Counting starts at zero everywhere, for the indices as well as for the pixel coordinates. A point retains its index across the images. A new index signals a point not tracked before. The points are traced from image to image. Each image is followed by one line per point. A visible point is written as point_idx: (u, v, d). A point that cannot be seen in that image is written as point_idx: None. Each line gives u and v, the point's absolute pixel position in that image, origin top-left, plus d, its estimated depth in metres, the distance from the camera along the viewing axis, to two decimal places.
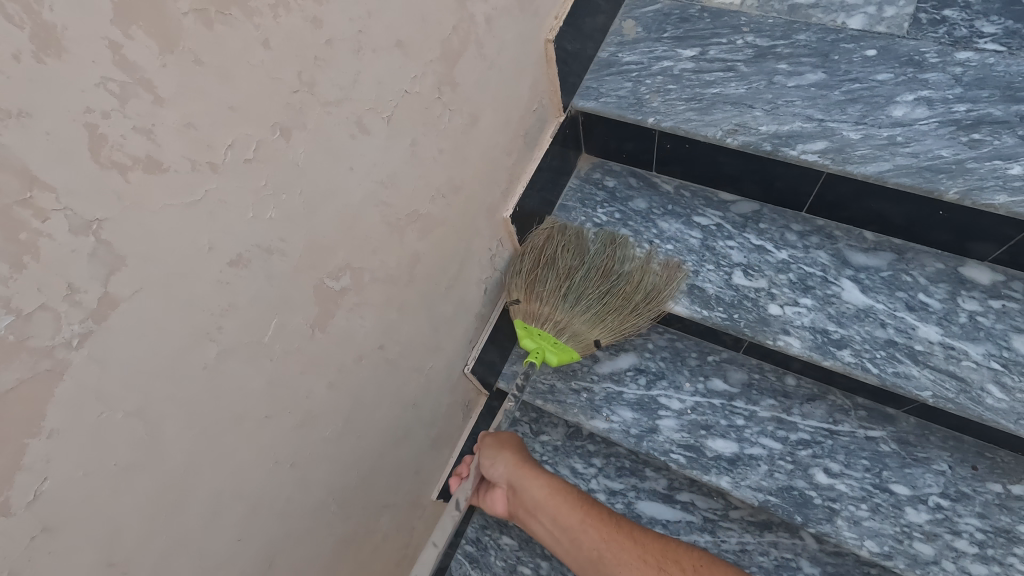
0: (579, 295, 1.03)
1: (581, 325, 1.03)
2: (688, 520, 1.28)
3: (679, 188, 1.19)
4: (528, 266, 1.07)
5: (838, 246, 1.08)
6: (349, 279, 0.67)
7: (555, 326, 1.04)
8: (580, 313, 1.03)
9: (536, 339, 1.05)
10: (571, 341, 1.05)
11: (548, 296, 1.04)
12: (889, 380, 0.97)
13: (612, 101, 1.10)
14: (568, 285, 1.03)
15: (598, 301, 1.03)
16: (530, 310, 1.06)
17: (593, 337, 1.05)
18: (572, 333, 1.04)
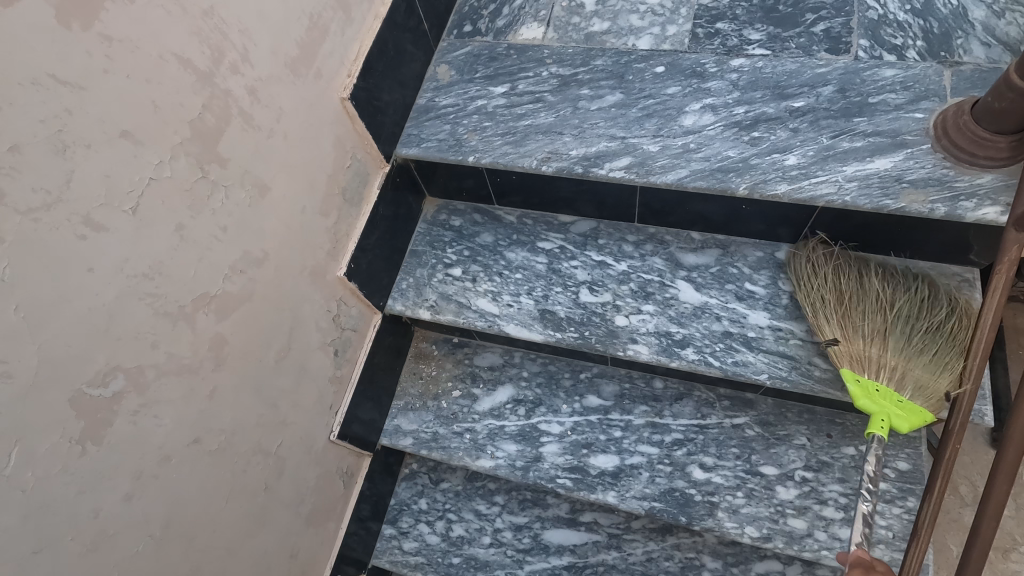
0: (908, 335, 0.92)
1: (925, 372, 0.90)
2: (594, 540, 1.27)
3: (521, 218, 1.22)
4: (843, 331, 0.94)
5: (670, 250, 1.13)
6: (123, 381, 0.63)
7: (895, 379, 0.89)
8: (920, 363, 0.90)
9: (876, 400, 0.88)
10: (921, 393, 0.89)
11: (871, 335, 0.93)
12: (730, 370, 1.01)
13: (433, 145, 1.11)
14: (892, 323, 0.93)
15: (919, 346, 0.91)
16: (853, 354, 0.93)
17: (944, 388, 0.89)
18: (917, 385, 0.89)
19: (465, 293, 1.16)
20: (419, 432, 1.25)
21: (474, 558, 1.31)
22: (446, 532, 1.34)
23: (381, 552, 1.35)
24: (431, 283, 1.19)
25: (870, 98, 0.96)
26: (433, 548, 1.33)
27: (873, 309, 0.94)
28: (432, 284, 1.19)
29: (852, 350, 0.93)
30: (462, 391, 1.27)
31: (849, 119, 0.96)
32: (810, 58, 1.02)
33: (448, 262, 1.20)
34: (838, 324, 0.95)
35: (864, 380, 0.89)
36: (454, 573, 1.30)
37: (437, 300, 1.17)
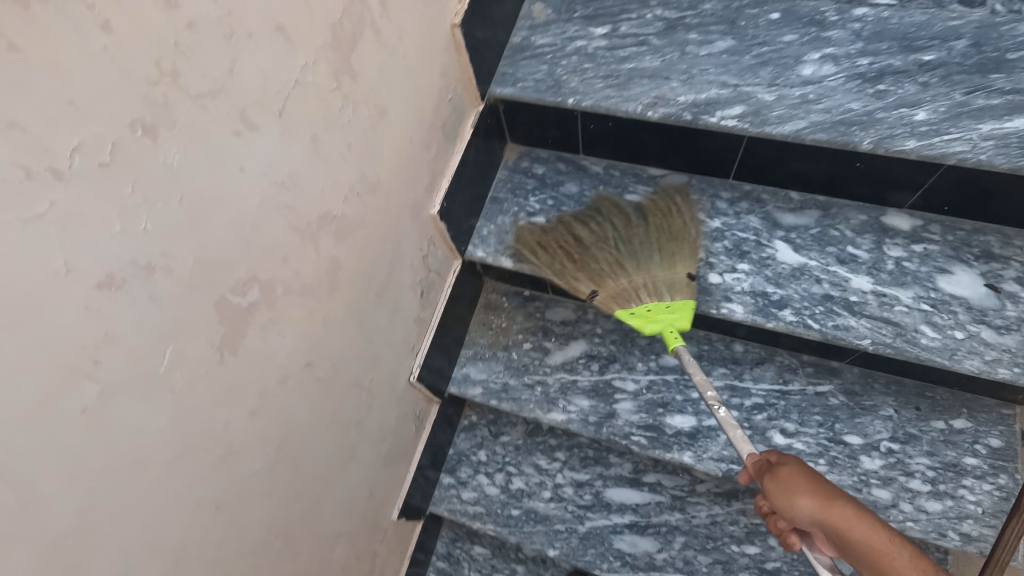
0: (634, 250, 1.02)
1: (663, 271, 1.00)
2: (657, 500, 1.26)
3: (608, 169, 1.19)
4: (591, 280, 1.02)
5: (767, 209, 1.09)
6: (258, 293, 0.61)
7: (650, 290, 0.98)
8: (654, 264, 1.00)
9: (657, 318, 0.96)
10: (674, 292, 0.98)
11: (607, 264, 1.02)
12: (830, 333, 0.98)
13: (529, 85, 1.07)
14: (616, 249, 1.02)
15: (615, 254, 1.02)
16: (609, 292, 1.00)
17: (684, 274, 1.00)
18: (663, 284, 0.99)
19: None
20: (489, 382, 1.24)
21: (534, 512, 1.30)
22: (506, 485, 1.33)
23: (440, 501, 1.35)
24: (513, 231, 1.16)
25: (1009, 54, 0.90)
26: (493, 499, 1.33)
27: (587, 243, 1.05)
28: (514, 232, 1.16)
29: (607, 289, 1.00)
30: (533, 344, 1.25)
31: (985, 75, 0.90)
32: (941, 9, 0.96)
33: (531, 210, 1.17)
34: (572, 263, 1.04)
35: (639, 308, 0.97)
36: (514, 525, 1.30)
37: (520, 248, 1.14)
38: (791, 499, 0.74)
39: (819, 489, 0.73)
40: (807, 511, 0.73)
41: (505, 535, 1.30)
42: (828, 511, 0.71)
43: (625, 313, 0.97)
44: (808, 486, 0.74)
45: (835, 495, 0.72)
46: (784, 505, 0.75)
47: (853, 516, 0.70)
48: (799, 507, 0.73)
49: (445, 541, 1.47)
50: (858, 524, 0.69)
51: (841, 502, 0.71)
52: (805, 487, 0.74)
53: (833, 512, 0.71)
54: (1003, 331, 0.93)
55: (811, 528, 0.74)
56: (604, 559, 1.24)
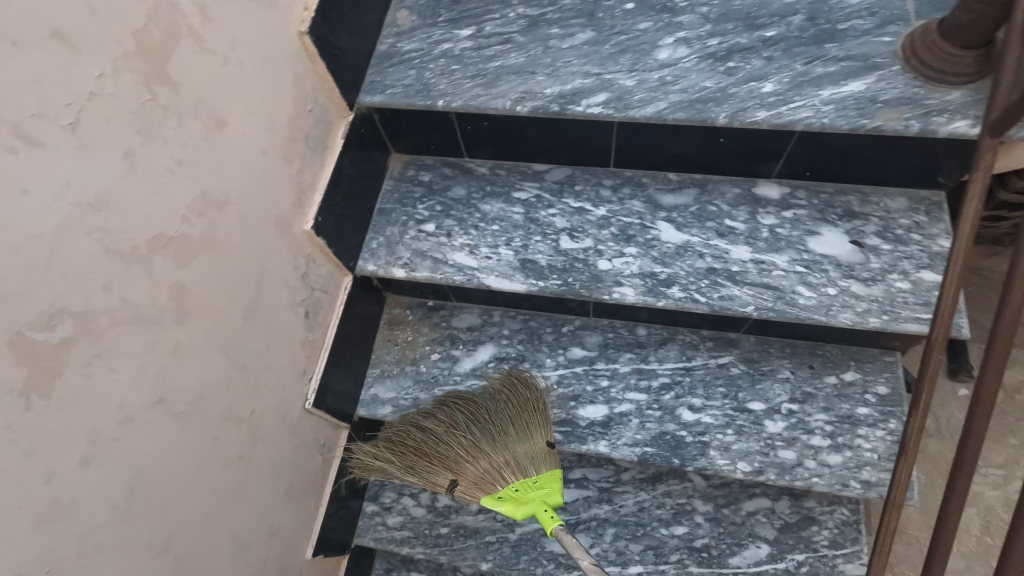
0: (497, 428, 1.03)
1: (522, 445, 1.01)
2: (585, 496, 1.25)
3: (494, 169, 1.18)
4: (447, 469, 1.03)
5: (648, 192, 1.11)
6: (71, 327, 0.55)
7: (512, 471, 0.99)
8: (511, 438, 1.02)
9: (529, 500, 0.95)
10: (539, 464, 0.99)
11: (464, 447, 1.02)
12: (716, 305, 1.00)
13: (398, 91, 1.05)
14: (462, 431, 1.03)
15: (466, 435, 1.03)
16: (468, 486, 1.00)
17: (542, 443, 1.01)
18: (523, 458, 1.00)
19: (439, 249, 1.11)
20: (398, 399, 1.19)
21: (463, 527, 1.26)
22: (432, 503, 1.29)
23: (365, 531, 1.28)
24: (403, 240, 1.13)
25: (839, 25, 0.97)
26: (420, 520, 1.27)
27: (447, 425, 1.05)
28: (404, 241, 1.13)
29: (465, 481, 1.01)
30: (441, 354, 1.22)
31: (821, 45, 0.96)
32: None
33: (420, 218, 1.15)
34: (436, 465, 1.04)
35: (506, 492, 0.97)
36: (444, 544, 1.25)
37: (411, 257, 1.11)
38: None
39: None
40: None
41: (436, 556, 1.25)
42: None
43: (492, 498, 0.97)
44: None
45: None
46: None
47: None
48: None
49: None
50: None
51: None
52: None
53: None
54: (870, 282, 0.98)
55: None
56: (538, 564, 1.21)
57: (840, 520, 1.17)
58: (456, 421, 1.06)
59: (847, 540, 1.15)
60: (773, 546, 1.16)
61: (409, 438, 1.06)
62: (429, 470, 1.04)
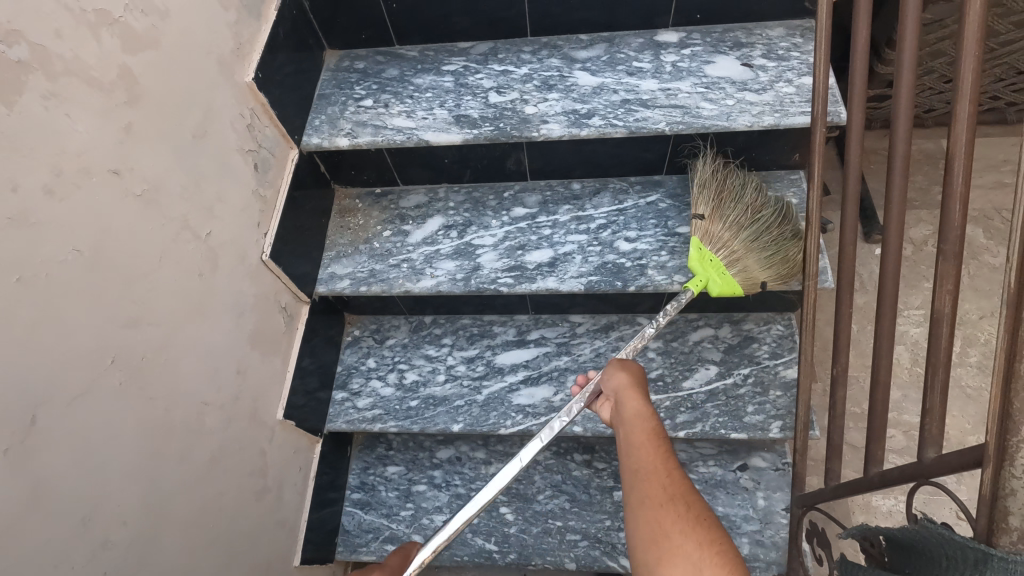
0: (760, 232, 1.09)
1: (755, 261, 1.08)
2: (544, 352, 1.31)
3: (423, 52, 1.28)
4: (711, 207, 1.10)
5: (564, 51, 1.22)
6: (28, 54, 0.62)
7: (727, 254, 1.07)
8: (758, 251, 1.08)
9: (703, 265, 1.07)
10: (740, 274, 1.08)
11: (730, 220, 1.09)
12: (634, 126, 1.11)
13: None
14: (748, 219, 1.09)
15: (759, 222, 1.09)
16: (707, 228, 1.09)
17: (761, 277, 1.08)
18: (742, 265, 1.08)
19: (379, 117, 1.19)
20: (355, 273, 1.25)
21: (432, 397, 1.30)
22: (400, 382, 1.33)
23: (337, 417, 1.31)
24: (344, 115, 1.21)
25: None
26: (389, 398, 1.31)
27: (752, 199, 1.10)
28: (346, 117, 1.21)
29: (710, 227, 1.09)
30: (392, 231, 1.29)
31: None
32: None
33: (358, 96, 1.23)
34: (711, 202, 1.10)
35: (707, 251, 1.07)
36: (415, 415, 1.29)
37: (352, 127, 1.19)
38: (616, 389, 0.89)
39: (635, 381, 0.88)
40: (616, 380, 0.90)
41: (408, 427, 1.29)
42: (625, 387, 0.88)
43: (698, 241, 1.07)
44: (633, 374, 0.90)
45: (637, 393, 0.87)
46: (607, 377, 0.91)
47: (635, 401, 0.85)
48: (614, 378, 0.90)
49: (357, 473, 1.42)
50: (638, 407, 0.85)
51: (641, 395, 0.87)
52: (630, 374, 0.90)
53: (630, 397, 0.87)
54: (762, 91, 1.11)
55: (608, 392, 0.91)
56: (507, 416, 1.27)
57: (777, 334, 1.26)
58: (766, 209, 1.11)
59: (786, 349, 1.24)
60: (720, 365, 1.25)
61: (733, 179, 1.12)
62: (705, 193, 1.11)
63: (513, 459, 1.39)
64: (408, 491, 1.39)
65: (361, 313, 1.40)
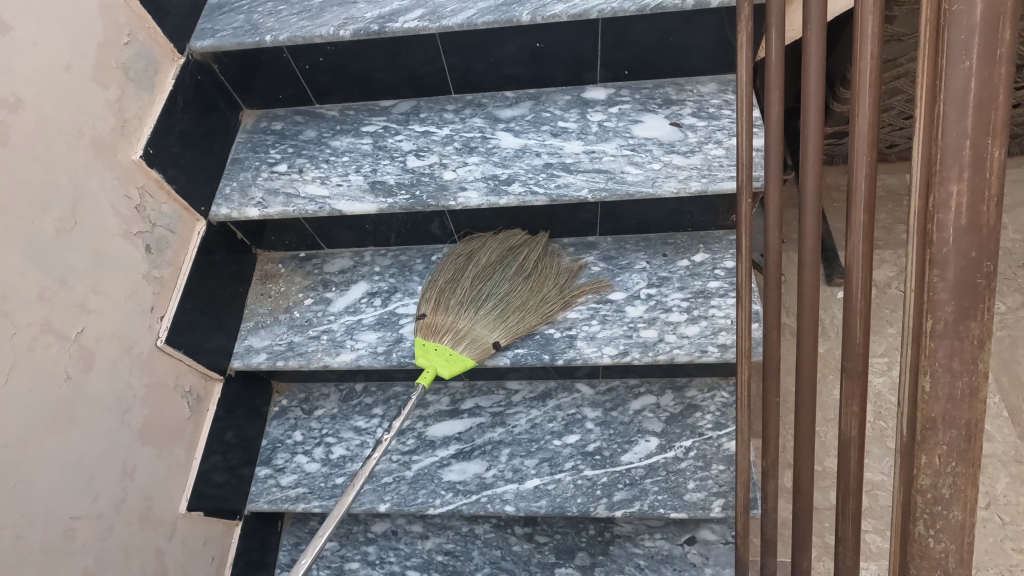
0: (482, 301, 1.09)
1: (485, 326, 1.07)
2: (478, 423, 1.24)
3: (344, 111, 1.21)
4: (444, 289, 1.11)
5: (488, 110, 1.17)
6: None
7: (454, 337, 1.07)
8: (488, 315, 1.08)
9: (428, 356, 1.07)
10: (470, 347, 1.06)
11: (461, 296, 1.10)
12: (554, 194, 1.05)
13: (228, 34, 1.08)
14: (483, 284, 1.10)
15: (508, 289, 1.10)
16: (433, 316, 1.09)
17: (492, 340, 1.07)
18: (470, 339, 1.07)
19: (292, 184, 1.13)
20: (273, 346, 1.18)
21: (360, 473, 1.23)
22: (327, 457, 1.25)
23: (259, 496, 1.23)
24: (256, 182, 1.14)
25: None
26: (315, 475, 1.24)
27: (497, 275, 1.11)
28: (258, 183, 1.14)
29: (434, 316, 1.10)
30: (314, 299, 1.22)
31: None
32: None
33: (273, 161, 1.16)
34: (438, 288, 1.12)
35: (428, 343, 1.07)
36: (340, 494, 1.22)
37: (264, 196, 1.13)
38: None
39: None
40: None
41: (333, 507, 1.21)
42: None
43: (419, 339, 1.08)
44: None
45: None
46: None
47: None
48: None
49: (286, 550, 1.33)
50: None
51: None
52: None
53: None
54: (690, 154, 1.06)
55: None
56: (436, 495, 1.19)
57: (721, 402, 1.19)
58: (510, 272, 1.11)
59: (730, 419, 1.17)
60: (661, 437, 1.18)
61: (490, 252, 1.14)
62: (436, 279, 1.13)
63: (451, 533, 1.31)
64: (340, 570, 1.31)
65: (289, 381, 1.32)
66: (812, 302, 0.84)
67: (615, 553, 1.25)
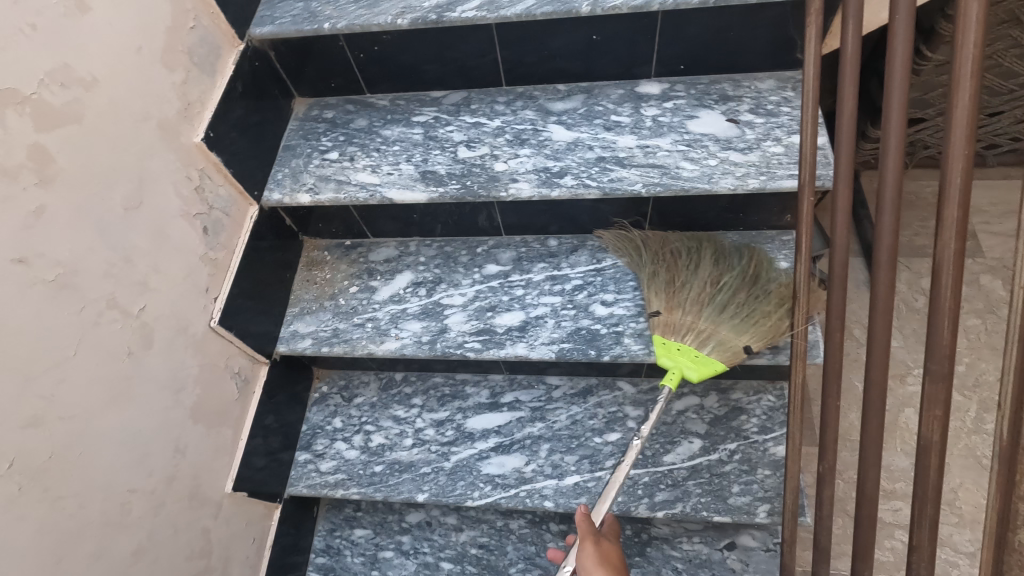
0: (728, 311, 1.02)
1: (732, 331, 1.01)
2: (517, 417, 1.24)
3: (394, 100, 1.22)
4: (666, 300, 1.06)
5: (539, 102, 1.16)
6: None
7: (698, 338, 1.01)
8: (728, 322, 1.02)
9: (672, 356, 1.00)
10: (717, 349, 1.00)
11: (690, 307, 1.04)
12: (607, 187, 1.04)
13: (287, 21, 1.09)
14: (704, 292, 1.05)
15: (732, 297, 1.03)
16: (670, 320, 1.05)
17: (742, 344, 1.00)
18: (717, 339, 1.00)
19: (343, 172, 1.14)
20: (319, 332, 1.19)
21: (398, 462, 1.23)
22: (366, 444, 1.26)
23: (298, 480, 1.24)
24: (308, 169, 1.15)
25: None
26: (354, 462, 1.25)
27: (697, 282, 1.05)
28: (310, 170, 1.15)
29: (670, 317, 1.05)
30: (359, 286, 1.22)
31: None
32: None
33: (324, 148, 1.17)
34: (662, 296, 1.06)
35: (667, 342, 1.02)
36: (379, 481, 1.22)
37: (316, 182, 1.14)
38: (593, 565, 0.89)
39: None
40: None
41: (372, 494, 1.22)
42: None
43: (657, 338, 1.04)
44: None
45: None
46: None
47: None
48: None
49: (322, 535, 1.34)
50: None
51: None
52: None
53: None
54: (747, 151, 1.04)
55: None
56: (475, 487, 1.19)
57: (767, 406, 1.16)
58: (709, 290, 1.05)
59: (776, 424, 1.15)
60: (705, 439, 1.16)
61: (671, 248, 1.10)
62: (657, 280, 1.09)
63: (485, 526, 1.30)
64: (374, 558, 1.31)
65: (330, 368, 1.33)
66: (886, 304, 0.81)
67: (651, 555, 1.23)
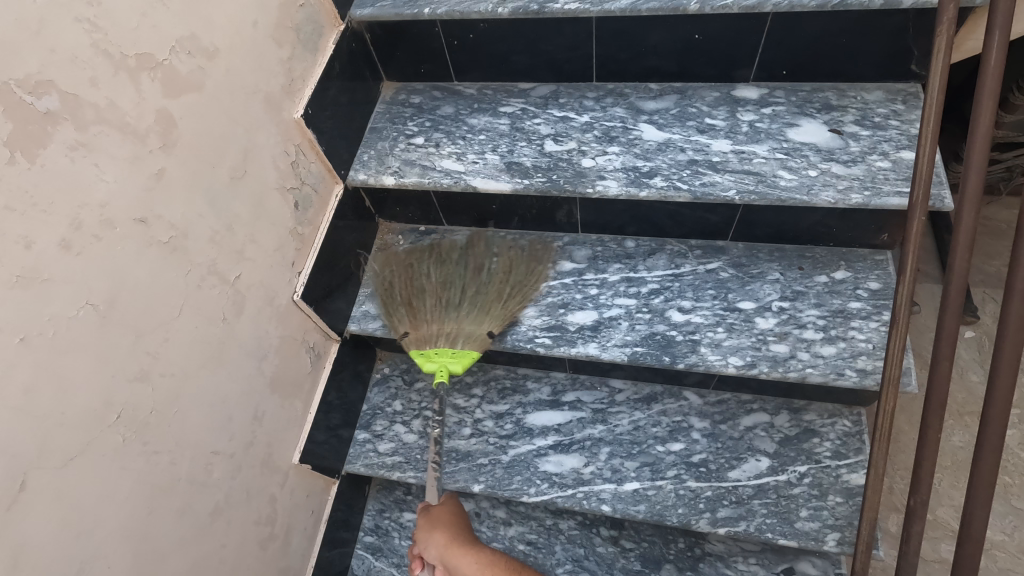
0: (456, 304, 1.12)
1: (473, 324, 1.11)
2: (578, 417, 1.22)
3: (481, 90, 1.22)
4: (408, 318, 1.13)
5: (631, 100, 1.14)
6: (59, 103, 0.62)
7: (448, 337, 1.10)
8: (466, 314, 1.11)
9: (435, 360, 1.08)
10: (468, 342, 1.09)
11: (431, 319, 1.12)
12: (698, 191, 1.01)
13: (387, 4, 1.10)
14: (438, 301, 1.13)
15: (472, 298, 1.12)
16: (419, 335, 1.11)
17: (485, 330, 1.10)
18: (465, 336, 1.10)
19: (428, 157, 1.14)
20: None
21: (456, 450, 1.23)
22: (424, 429, 1.27)
23: (355, 459, 1.26)
24: (393, 152, 1.16)
25: None
26: (411, 446, 1.26)
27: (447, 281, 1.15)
28: (395, 153, 1.16)
29: (418, 333, 1.12)
30: None
31: None
32: None
33: (410, 133, 1.18)
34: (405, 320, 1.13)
35: (428, 350, 1.09)
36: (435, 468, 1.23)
37: (401, 166, 1.14)
38: (427, 534, 0.98)
39: None
40: None
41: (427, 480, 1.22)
42: None
43: (415, 350, 1.10)
44: None
45: None
46: None
47: None
48: None
49: (371, 515, 1.36)
50: None
51: None
52: None
53: None
54: (851, 164, 0.99)
55: None
56: (531, 484, 1.18)
57: (842, 431, 1.12)
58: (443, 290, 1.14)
59: (851, 451, 1.10)
60: (773, 458, 1.12)
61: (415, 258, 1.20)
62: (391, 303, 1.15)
63: (534, 523, 1.29)
64: None
65: (393, 350, 1.35)
66: (1016, 332, 0.76)
67: (704, 571, 1.20)
